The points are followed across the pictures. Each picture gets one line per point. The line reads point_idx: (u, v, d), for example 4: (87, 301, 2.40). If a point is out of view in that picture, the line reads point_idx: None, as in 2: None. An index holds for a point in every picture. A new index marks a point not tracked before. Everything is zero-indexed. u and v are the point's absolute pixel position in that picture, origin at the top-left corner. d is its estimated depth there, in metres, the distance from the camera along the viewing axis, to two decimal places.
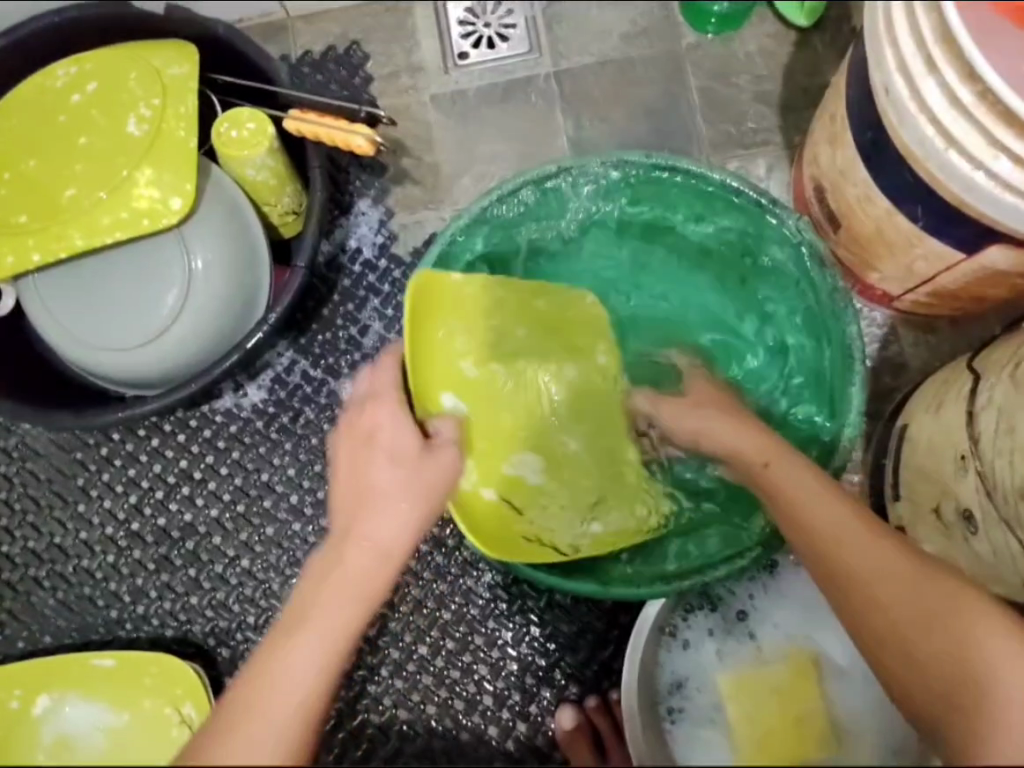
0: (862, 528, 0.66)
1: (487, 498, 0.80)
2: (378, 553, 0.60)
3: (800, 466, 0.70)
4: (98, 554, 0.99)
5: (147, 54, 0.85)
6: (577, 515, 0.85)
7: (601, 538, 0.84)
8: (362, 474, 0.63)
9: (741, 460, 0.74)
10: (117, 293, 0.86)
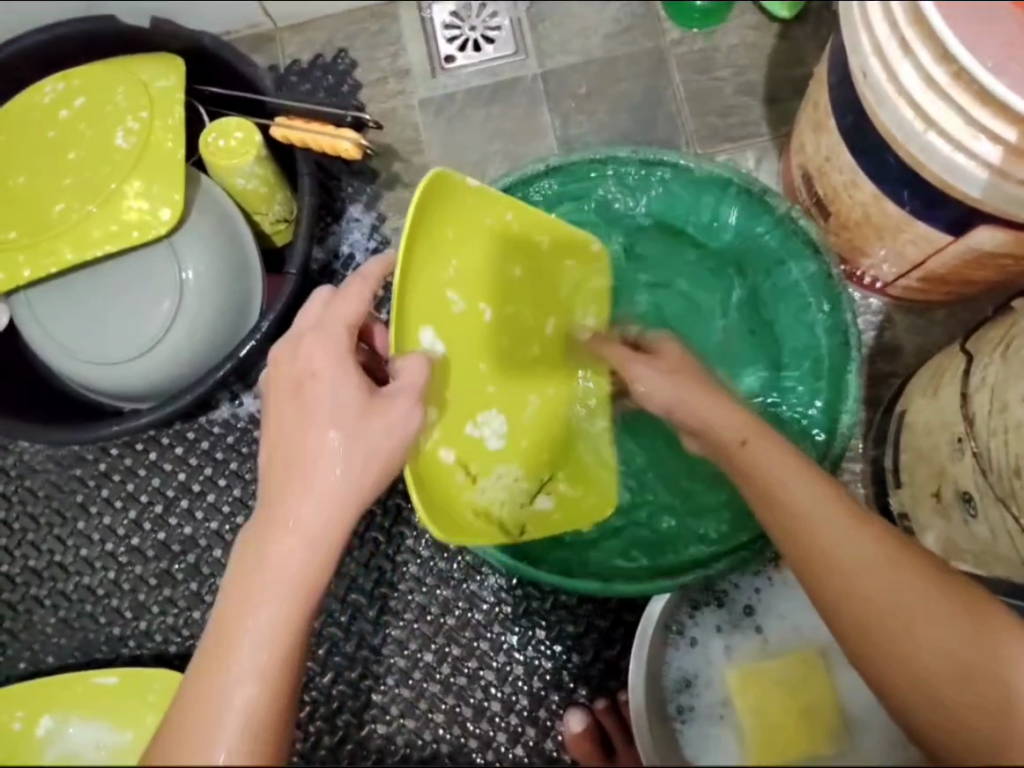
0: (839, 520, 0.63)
1: (444, 459, 0.70)
2: (318, 517, 0.56)
3: (777, 447, 0.66)
4: (99, 570, 0.99)
5: (135, 67, 0.86)
6: (533, 482, 0.81)
7: (549, 514, 0.82)
8: (293, 437, 0.58)
9: (713, 437, 0.68)
10: (109, 308, 0.86)
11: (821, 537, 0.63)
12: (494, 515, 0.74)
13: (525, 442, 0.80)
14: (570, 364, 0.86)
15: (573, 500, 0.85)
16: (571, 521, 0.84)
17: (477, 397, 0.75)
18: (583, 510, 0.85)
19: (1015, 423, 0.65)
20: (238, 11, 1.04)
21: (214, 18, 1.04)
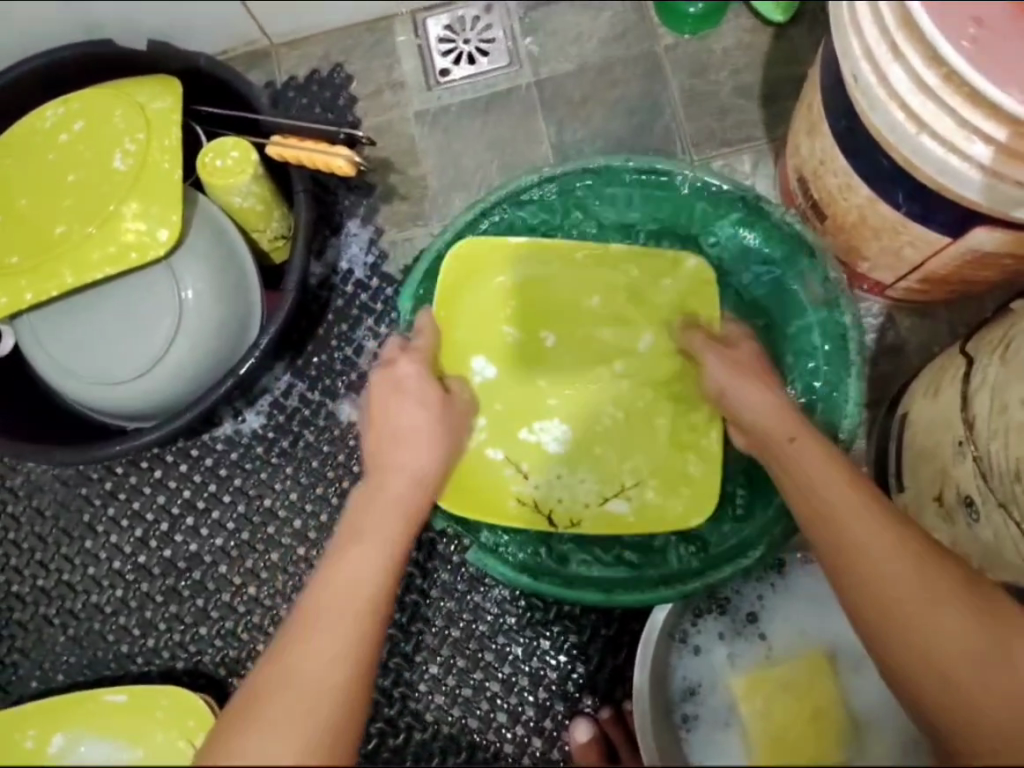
0: (872, 516, 0.65)
1: (494, 457, 0.88)
2: (406, 488, 0.71)
3: (820, 449, 0.70)
4: (106, 588, 1.00)
5: (131, 90, 0.86)
6: (610, 485, 0.88)
7: (623, 518, 0.88)
8: (388, 418, 0.76)
9: (763, 434, 0.74)
10: (110, 329, 0.87)
11: (850, 531, 0.65)
12: (547, 508, 0.88)
13: (591, 445, 0.89)
14: (634, 375, 0.90)
15: (659, 509, 0.87)
16: (648, 527, 0.87)
17: (537, 404, 0.90)
18: (664, 519, 0.87)
19: (1014, 425, 0.65)
20: (233, 29, 1.04)
21: (209, 37, 1.04)
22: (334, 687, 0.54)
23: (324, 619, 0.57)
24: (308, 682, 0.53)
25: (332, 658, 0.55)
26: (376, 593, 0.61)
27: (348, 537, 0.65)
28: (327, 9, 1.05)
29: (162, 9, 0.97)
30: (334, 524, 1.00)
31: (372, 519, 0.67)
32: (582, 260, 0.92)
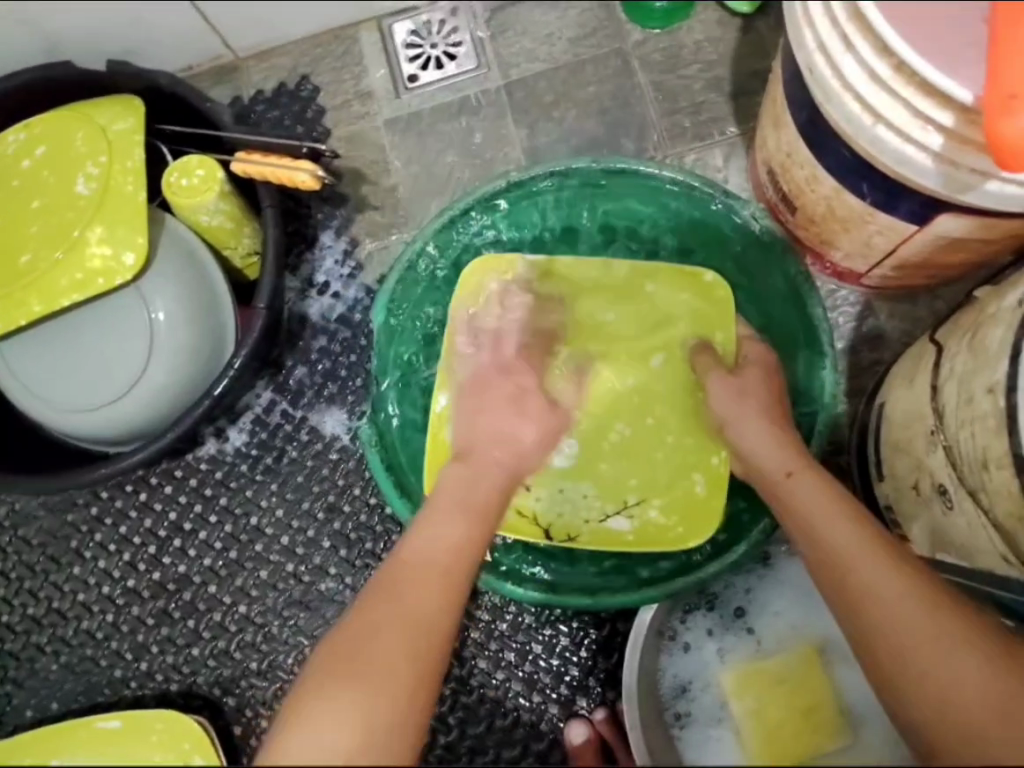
0: (877, 553, 0.65)
1: None
2: (504, 471, 0.75)
3: (818, 480, 0.72)
4: (97, 614, 0.99)
5: (93, 112, 0.86)
6: (611, 502, 0.87)
7: (622, 536, 0.87)
8: (493, 418, 0.79)
9: (762, 476, 0.75)
10: (85, 354, 0.87)
11: (854, 566, 0.65)
12: (545, 521, 0.88)
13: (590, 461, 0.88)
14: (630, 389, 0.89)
15: (660, 529, 0.86)
16: (647, 546, 0.86)
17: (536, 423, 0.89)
18: (666, 536, 0.86)
19: (979, 414, 0.64)
20: (197, 45, 1.03)
21: (173, 53, 1.04)
22: (434, 629, 0.59)
23: (420, 577, 0.62)
24: (410, 619, 0.59)
25: (431, 604, 0.61)
26: (467, 554, 0.67)
27: (449, 503, 0.70)
28: (291, 21, 1.04)
29: (122, 29, 0.96)
30: (322, 538, 0.99)
31: (470, 492, 0.72)
32: (597, 284, 0.91)
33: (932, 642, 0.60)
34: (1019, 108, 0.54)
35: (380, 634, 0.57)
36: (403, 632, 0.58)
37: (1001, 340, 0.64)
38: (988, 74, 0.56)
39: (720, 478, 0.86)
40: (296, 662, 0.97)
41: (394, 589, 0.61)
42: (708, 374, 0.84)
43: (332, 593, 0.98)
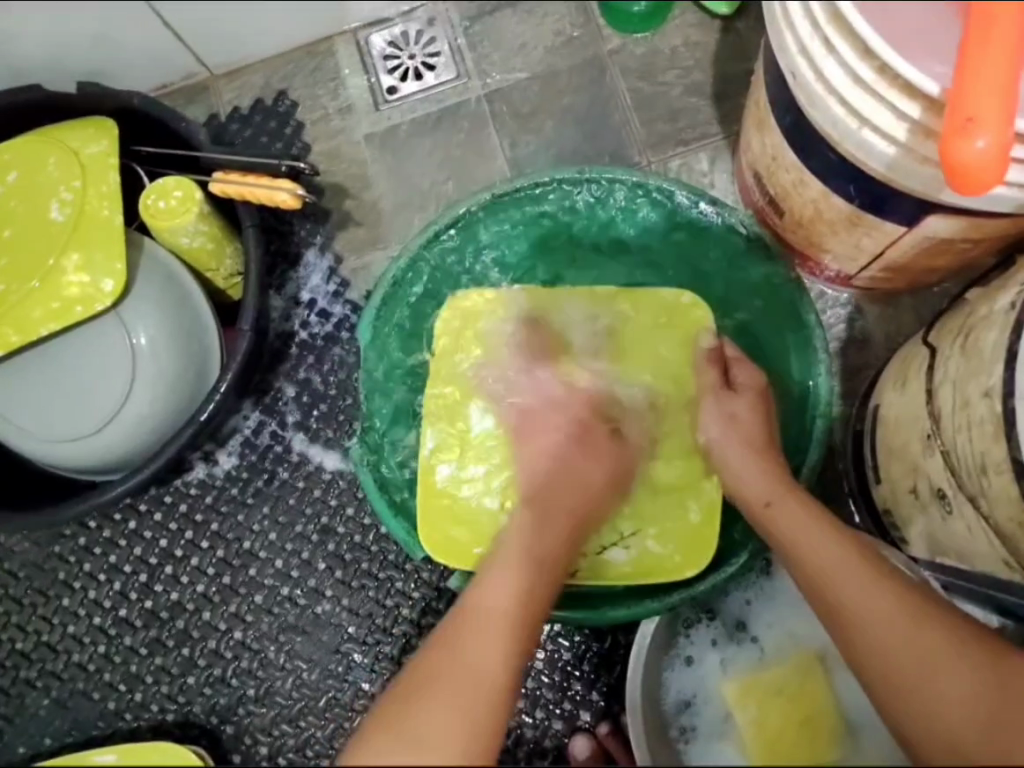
0: (867, 575, 0.67)
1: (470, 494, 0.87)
2: (567, 512, 0.78)
3: (802, 507, 0.73)
4: (89, 645, 0.97)
5: (64, 135, 0.84)
6: (607, 533, 0.87)
7: (619, 566, 0.86)
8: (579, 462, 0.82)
9: (747, 502, 0.77)
10: (65, 383, 0.85)
11: (843, 588, 0.67)
12: None
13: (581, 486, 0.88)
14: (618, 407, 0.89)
15: (657, 558, 0.86)
16: (648, 576, 0.86)
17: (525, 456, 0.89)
18: (658, 565, 0.86)
19: (976, 418, 0.63)
20: (170, 64, 1.02)
21: (145, 72, 1.02)
22: (501, 676, 0.59)
23: (491, 620, 0.63)
24: (474, 668, 0.59)
25: (497, 652, 0.61)
26: (530, 605, 0.67)
27: (517, 552, 0.71)
28: (265, 35, 1.02)
29: (92, 49, 0.95)
30: (316, 561, 0.97)
31: (531, 540, 0.73)
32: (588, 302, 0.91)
33: (917, 653, 0.63)
34: (976, 130, 0.53)
35: (444, 687, 0.57)
36: (470, 683, 0.58)
37: (995, 344, 0.63)
38: (953, 90, 0.54)
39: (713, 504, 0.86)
40: (293, 687, 0.96)
41: (463, 643, 0.61)
42: (704, 396, 0.85)
43: (328, 615, 0.97)
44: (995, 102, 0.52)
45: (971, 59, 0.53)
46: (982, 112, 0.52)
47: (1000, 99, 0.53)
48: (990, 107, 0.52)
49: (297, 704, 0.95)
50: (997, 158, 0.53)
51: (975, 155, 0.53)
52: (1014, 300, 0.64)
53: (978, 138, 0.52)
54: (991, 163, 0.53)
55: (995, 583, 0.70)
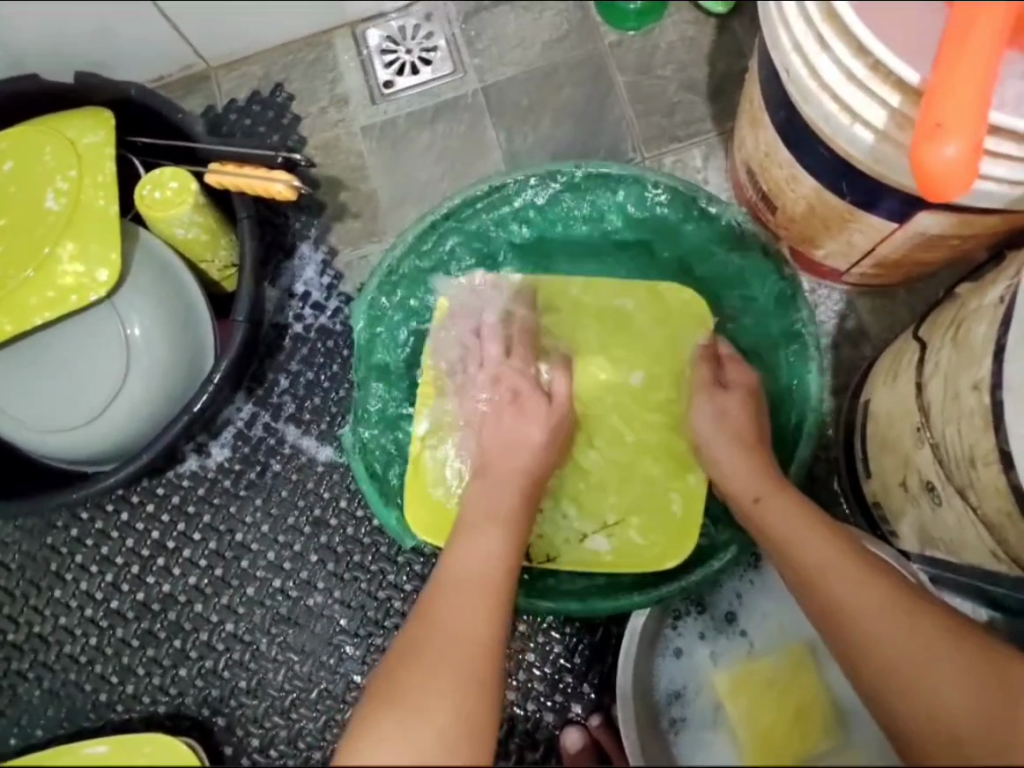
0: (849, 562, 0.68)
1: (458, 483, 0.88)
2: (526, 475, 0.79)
3: (783, 497, 0.74)
4: (81, 636, 0.97)
5: (61, 125, 0.84)
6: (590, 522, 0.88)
7: (603, 557, 0.87)
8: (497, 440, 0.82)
9: (733, 494, 0.78)
10: (60, 373, 0.85)
11: (829, 579, 0.67)
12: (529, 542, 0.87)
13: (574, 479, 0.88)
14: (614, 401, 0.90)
15: (643, 551, 0.86)
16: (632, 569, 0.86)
17: None
18: (646, 559, 0.86)
19: (966, 412, 0.63)
20: (167, 56, 1.02)
21: (142, 64, 1.02)
22: (486, 637, 0.61)
23: (463, 589, 0.64)
24: (456, 631, 0.60)
25: (478, 612, 0.62)
26: (503, 565, 0.68)
27: (482, 521, 0.73)
28: (262, 28, 1.02)
29: (89, 41, 0.95)
30: (308, 552, 0.98)
31: (490, 501, 0.75)
32: (581, 298, 0.91)
33: (902, 637, 0.63)
34: (945, 135, 0.53)
35: (434, 656, 0.58)
36: (455, 645, 0.59)
37: (984, 338, 0.63)
38: (929, 94, 0.54)
39: (703, 499, 0.87)
40: (285, 679, 0.96)
41: (439, 612, 0.62)
42: (696, 393, 0.84)
43: (320, 607, 0.97)
44: (964, 111, 0.53)
45: (946, 63, 0.53)
46: (952, 118, 0.53)
47: (971, 106, 0.53)
48: (961, 113, 0.53)
49: (289, 696, 0.96)
50: (966, 163, 0.53)
51: (944, 161, 0.53)
52: (1003, 293, 0.64)
53: (947, 144, 0.53)
54: (960, 169, 0.53)
55: (983, 574, 0.71)
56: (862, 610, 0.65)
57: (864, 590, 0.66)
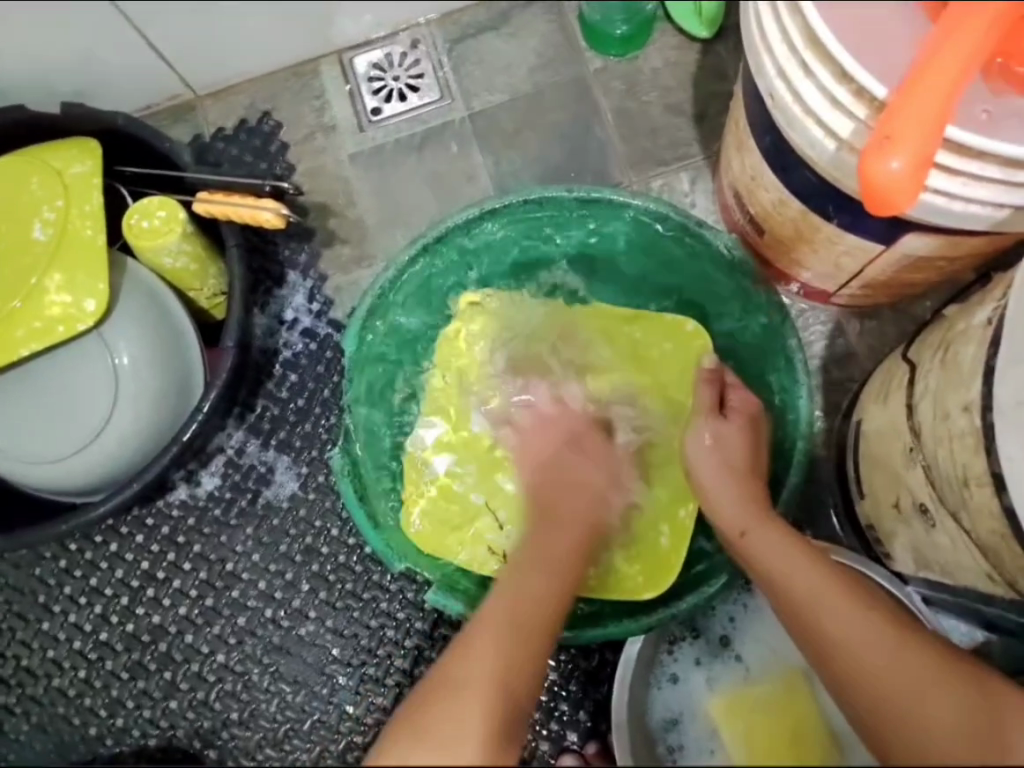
0: (846, 601, 0.67)
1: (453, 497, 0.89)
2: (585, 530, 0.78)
3: (773, 531, 0.73)
4: (69, 670, 0.96)
5: (45, 157, 0.84)
6: None
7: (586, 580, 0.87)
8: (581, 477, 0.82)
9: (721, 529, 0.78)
10: (46, 404, 0.85)
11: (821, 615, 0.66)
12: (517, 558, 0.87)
13: None
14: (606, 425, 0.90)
15: (621, 576, 0.86)
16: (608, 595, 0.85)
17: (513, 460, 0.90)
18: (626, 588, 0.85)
19: (957, 433, 0.63)
20: (156, 86, 1.02)
21: (131, 94, 1.02)
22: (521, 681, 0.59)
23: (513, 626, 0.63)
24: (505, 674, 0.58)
25: (513, 660, 0.60)
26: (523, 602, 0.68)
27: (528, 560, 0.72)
28: (248, 57, 1.03)
29: (74, 69, 0.94)
30: (300, 581, 0.97)
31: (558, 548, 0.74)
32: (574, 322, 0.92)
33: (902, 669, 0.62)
34: (893, 150, 0.54)
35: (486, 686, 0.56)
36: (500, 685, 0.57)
37: (973, 359, 0.63)
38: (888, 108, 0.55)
39: (683, 529, 0.87)
40: (278, 710, 0.95)
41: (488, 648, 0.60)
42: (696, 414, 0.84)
43: (312, 636, 0.96)
44: (918, 125, 0.53)
45: (912, 83, 0.53)
46: (901, 130, 0.54)
47: (926, 119, 0.53)
48: (913, 128, 0.53)
49: (282, 727, 0.94)
50: (912, 177, 0.54)
51: (889, 174, 0.54)
52: (990, 315, 0.64)
53: (894, 159, 0.54)
54: (905, 183, 0.54)
55: (977, 595, 0.72)
56: (862, 644, 0.64)
57: (859, 621, 0.65)
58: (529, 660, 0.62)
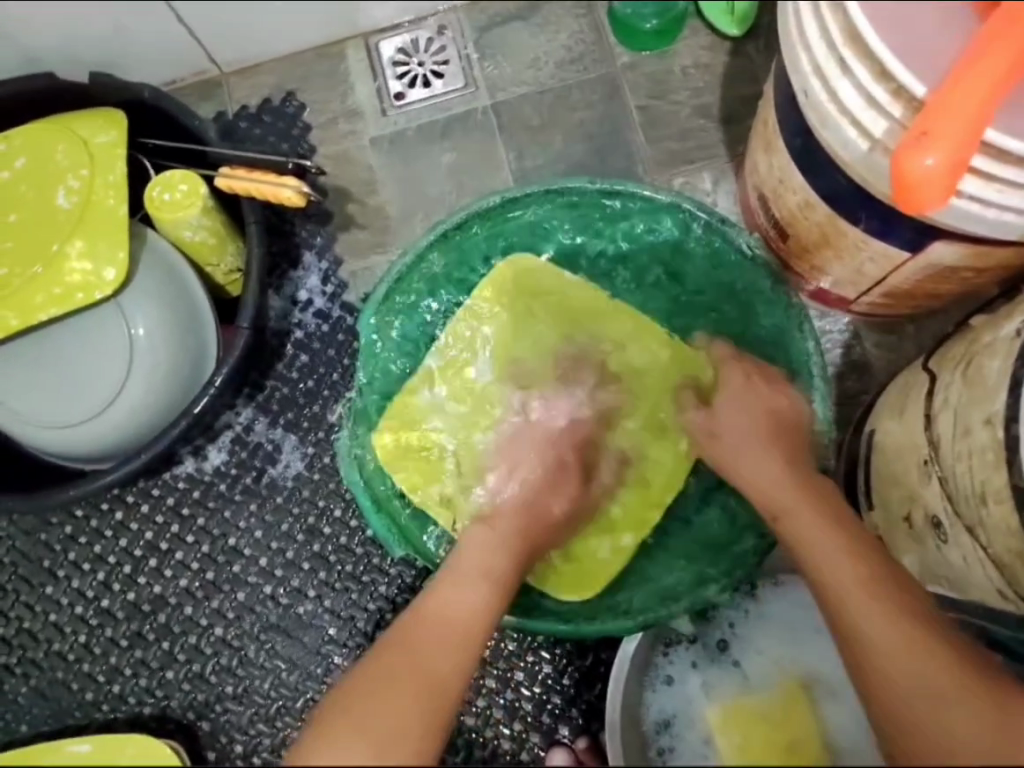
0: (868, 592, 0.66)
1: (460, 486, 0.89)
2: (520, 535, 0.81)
3: (812, 513, 0.74)
4: (69, 635, 0.97)
5: (73, 124, 0.84)
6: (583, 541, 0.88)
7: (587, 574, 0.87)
8: (535, 499, 0.84)
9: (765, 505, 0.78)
10: (59, 370, 0.85)
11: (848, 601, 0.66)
12: None
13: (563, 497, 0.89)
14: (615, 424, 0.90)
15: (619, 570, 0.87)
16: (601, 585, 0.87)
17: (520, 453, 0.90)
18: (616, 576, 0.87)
19: (977, 446, 0.63)
20: (183, 60, 1.02)
21: (157, 67, 1.02)
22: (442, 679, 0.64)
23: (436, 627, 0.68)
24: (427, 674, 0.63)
25: (436, 665, 0.64)
26: (481, 619, 0.71)
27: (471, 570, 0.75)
28: (277, 37, 1.03)
29: (103, 39, 0.94)
30: (301, 560, 0.97)
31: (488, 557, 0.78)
32: (589, 317, 0.92)
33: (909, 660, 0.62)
34: (929, 146, 0.53)
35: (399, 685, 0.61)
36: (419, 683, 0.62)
37: (999, 372, 0.63)
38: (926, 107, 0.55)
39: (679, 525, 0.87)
40: (273, 686, 0.95)
41: (409, 646, 0.65)
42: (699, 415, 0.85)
43: (310, 615, 0.96)
44: (958, 126, 0.53)
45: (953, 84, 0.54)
46: (939, 129, 0.53)
47: (965, 122, 0.54)
48: (952, 128, 0.53)
49: (276, 703, 0.95)
50: (943, 177, 0.54)
51: (923, 170, 0.54)
52: (1019, 328, 0.63)
53: (928, 154, 0.54)
54: (936, 181, 0.54)
55: (984, 610, 0.71)
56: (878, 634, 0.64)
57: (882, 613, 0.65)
58: (458, 658, 0.66)
